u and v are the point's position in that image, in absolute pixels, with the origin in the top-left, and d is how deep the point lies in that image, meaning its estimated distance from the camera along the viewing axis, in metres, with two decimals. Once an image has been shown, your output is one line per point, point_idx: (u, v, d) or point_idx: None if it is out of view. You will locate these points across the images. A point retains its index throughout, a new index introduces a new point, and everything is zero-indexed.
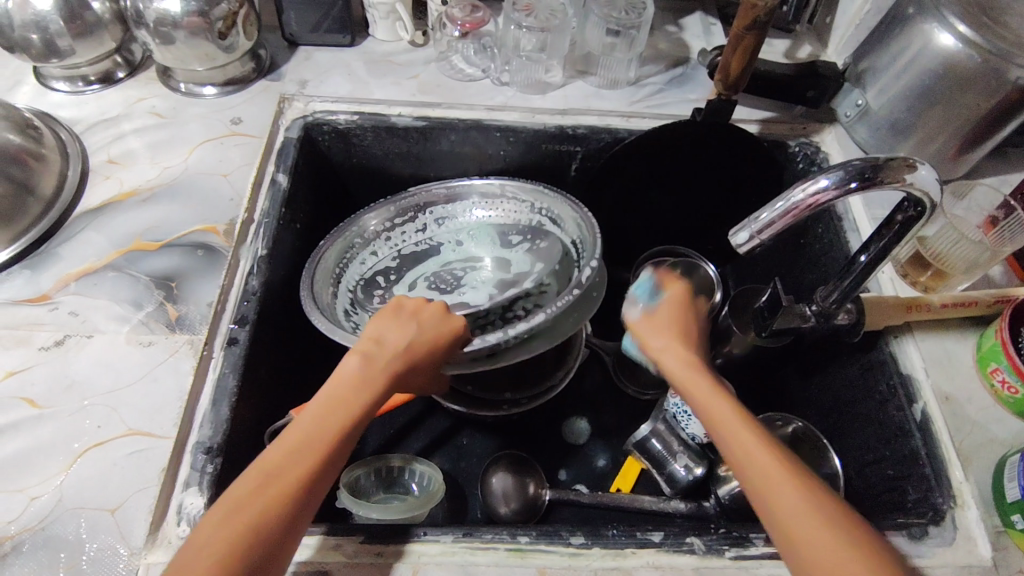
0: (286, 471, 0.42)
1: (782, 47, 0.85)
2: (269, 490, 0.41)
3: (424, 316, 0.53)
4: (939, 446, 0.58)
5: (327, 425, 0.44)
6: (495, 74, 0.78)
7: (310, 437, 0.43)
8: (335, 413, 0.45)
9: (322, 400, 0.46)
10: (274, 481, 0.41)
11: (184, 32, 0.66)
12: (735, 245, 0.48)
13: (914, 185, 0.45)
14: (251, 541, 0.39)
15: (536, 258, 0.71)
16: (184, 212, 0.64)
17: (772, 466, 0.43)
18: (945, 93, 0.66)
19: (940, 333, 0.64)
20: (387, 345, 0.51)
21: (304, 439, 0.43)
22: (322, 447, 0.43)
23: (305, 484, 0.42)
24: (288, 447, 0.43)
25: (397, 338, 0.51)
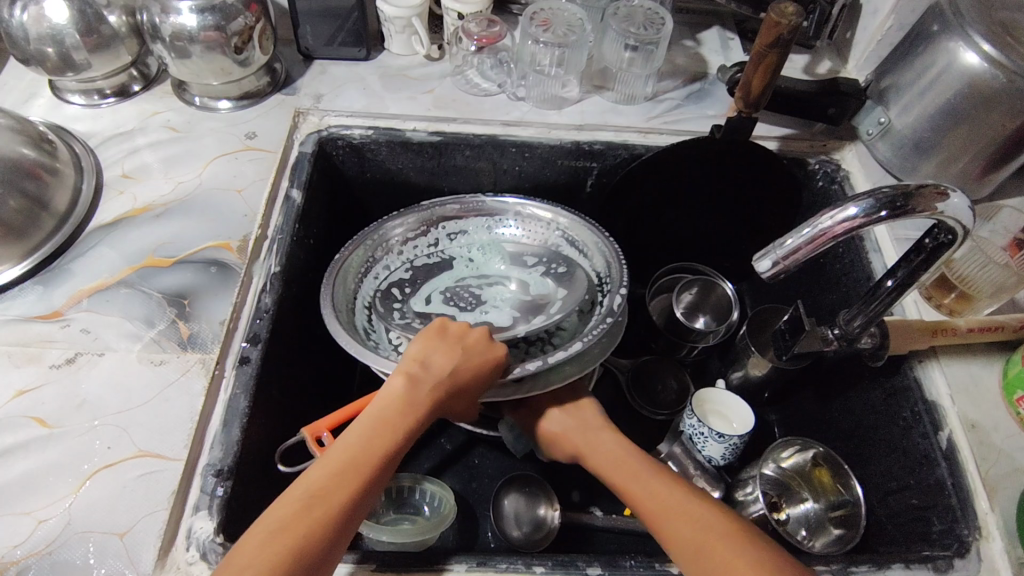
0: (331, 489, 0.44)
1: (801, 62, 0.83)
2: (318, 507, 0.43)
3: (470, 339, 0.55)
4: (965, 476, 0.56)
5: (369, 451, 0.47)
6: (511, 89, 0.78)
7: (354, 460, 0.46)
8: (377, 439, 0.48)
9: (365, 425, 0.49)
10: (321, 500, 0.44)
11: (200, 46, 0.66)
12: (758, 271, 0.47)
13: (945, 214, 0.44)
14: (298, 558, 0.41)
15: (557, 283, 0.72)
16: (197, 227, 0.64)
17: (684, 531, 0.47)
18: (970, 113, 0.64)
19: (965, 357, 0.62)
20: (432, 371, 0.53)
21: (347, 461, 0.46)
22: (365, 470, 0.46)
23: (349, 505, 0.44)
24: (333, 468, 0.46)
25: (444, 362, 0.53)
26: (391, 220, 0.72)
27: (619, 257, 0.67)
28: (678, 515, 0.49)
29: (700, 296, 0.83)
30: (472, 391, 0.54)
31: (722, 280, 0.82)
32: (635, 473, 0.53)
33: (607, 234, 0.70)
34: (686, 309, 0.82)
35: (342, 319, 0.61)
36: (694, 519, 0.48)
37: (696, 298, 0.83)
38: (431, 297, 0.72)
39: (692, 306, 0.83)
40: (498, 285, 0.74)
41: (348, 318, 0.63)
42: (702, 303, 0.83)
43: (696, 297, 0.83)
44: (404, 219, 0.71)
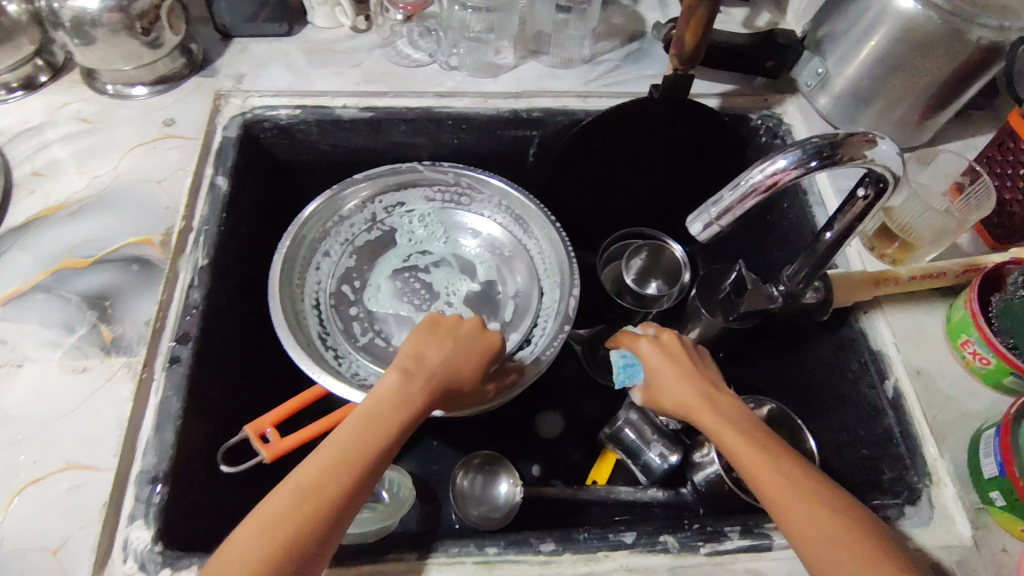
0: (321, 488, 0.42)
1: (740, 15, 0.82)
2: (304, 508, 0.41)
3: (461, 333, 0.55)
4: (912, 423, 0.57)
5: (364, 446, 0.45)
6: (443, 58, 0.74)
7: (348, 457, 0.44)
8: (369, 430, 0.46)
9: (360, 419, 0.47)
10: (309, 499, 0.42)
11: (105, 30, 0.61)
12: (695, 232, 0.47)
13: (873, 161, 0.43)
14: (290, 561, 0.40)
15: (505, 272, 0.74)
16: (116, 224, 0.60)
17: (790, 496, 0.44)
18: (907, 59, 0.64)
19: (910, 306, 0.63)
20: (425, 364, 0.52)
21: (339, 457, 0.44)
22: (356, 466, 0.44)
23: (343, 500, 0.42)
24: (324, 463, 0.43)
25: (438, 356, 0.53)
26: (332, 195, 0.69)
27: (570, 250, 0.68)
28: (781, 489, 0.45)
29: (651, 261, 0.82)
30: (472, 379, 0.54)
31: (672, 243, 0.81)
32: (738, 427, 0.50)
33: (554, 217, 0.71)
34: (638, 275, 0.81)
35: (291, 322, 0.62)
36: (797, 484, 0.45)
37: (647, 262, 0.82)
38: (381, 285, 0.72)
39: (644, 270, 0.82)
40: (442, 264, 0.74)
41: (302, 327, 0.64)
42: (654, 268, 0.82)
43: (647, 262, 0.82)
44: (360, 184, 0.70)
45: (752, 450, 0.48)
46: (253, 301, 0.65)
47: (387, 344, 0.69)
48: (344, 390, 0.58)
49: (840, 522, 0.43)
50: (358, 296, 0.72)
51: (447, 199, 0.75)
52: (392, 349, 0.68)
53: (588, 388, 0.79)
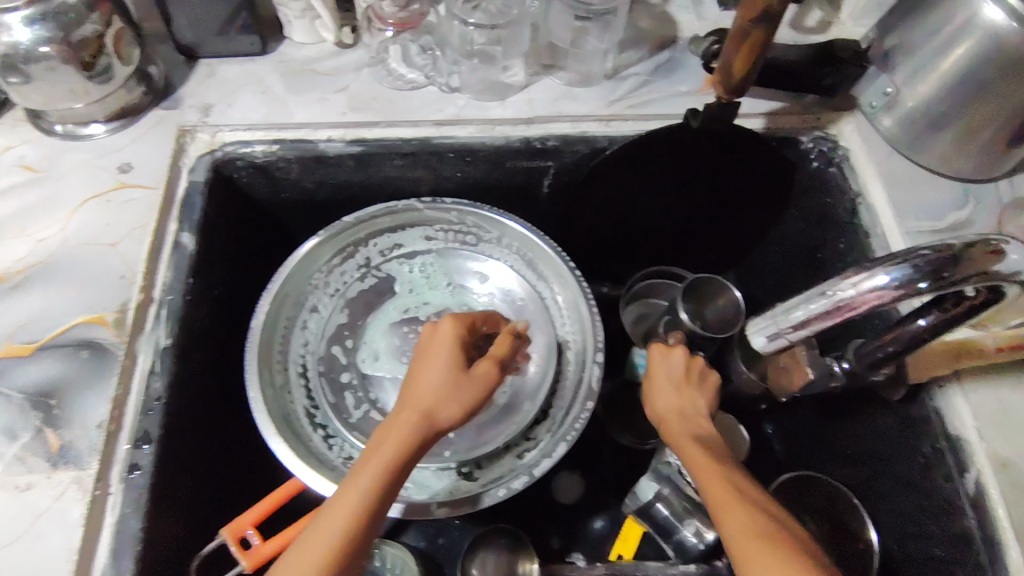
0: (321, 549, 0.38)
1: (788, 14, 0.70)
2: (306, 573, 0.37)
3: (443, 333, 0.48)
4: (996, 525, 0.49)
5: (362, 485, 0.40)
6: (442, 78, 0.64)
7: (344, 504, 0.39)
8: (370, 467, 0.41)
9: (359, 463, 0.41)
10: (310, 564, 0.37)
11: (40, 66, 0.51)
12: (760, 341, 0.38)
13: (1004, 276, 0.33)
14: None
15: (516, 321, 0.65)
16: (65, 300, 0.51)
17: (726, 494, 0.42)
18: (1000, 80, 0.52)
19: (995, 378, 0.53)
20: (405, 385, 0.46)
21: (335, 508, 0.39)
22: (335, 515, 0.39)
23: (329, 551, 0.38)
24: (322, 521, 0.39)
25: (411, 372, 0.47)
26: (327, 237, 0.61)
27: (591, 302, 0.60)
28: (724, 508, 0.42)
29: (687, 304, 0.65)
30: (488, 377, 0.47)
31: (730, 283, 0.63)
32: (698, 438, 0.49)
33: (572, 261, 0.62)
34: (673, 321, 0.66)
35: (272, 405, 0.54)
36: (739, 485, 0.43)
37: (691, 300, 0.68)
38: (376, 343, 0.63)
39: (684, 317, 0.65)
40: (447, 314, 0.66)
41: (284, 405, 0.56)
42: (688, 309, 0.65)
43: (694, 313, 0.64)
44: (348, 228, 0.62)
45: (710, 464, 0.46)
46: (224, 373, 0.58)
47: (384, 418, 0.60)
48: (333, 491, 0.50)
49: (766, 532, 0.39)
50: (352, 358, 0.63)
51: (451, 239, 0.67)
52: None
53: (609, 445, 0.71)
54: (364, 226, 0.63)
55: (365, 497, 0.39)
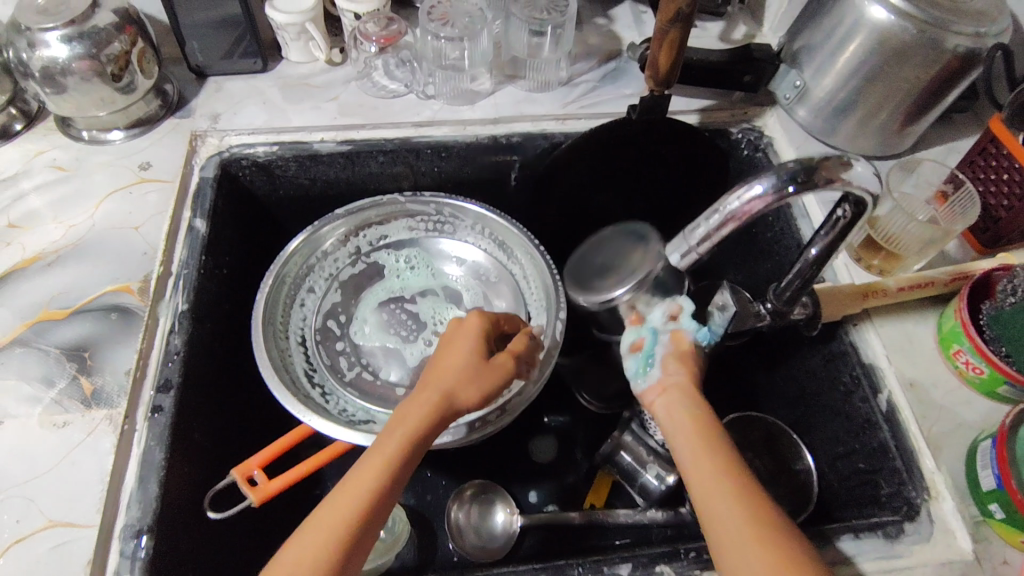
0: (332, 529, 0.41)
1: (715, 29, 0.82)
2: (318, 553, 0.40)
3: (467, 328, 0.52)
4: (908, 436, 0.56)
5: (382, 467, 0.43)
6: (419, 88, 0.74)
7: (358, 487, 0.42)
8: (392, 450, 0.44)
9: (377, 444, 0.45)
10: (320, 543, 0.40)
11: (75, 78, 0.61)
12: (675, 260, 0.47)
13: (850, 182, 0.44)
14: None
15: (490, 296, 0.74)
16: (96, 274, 0.60)
17: (717, 491, 0.43)
18: (884, 69, 0.63)
19: (900, 315, 0.62)
20: (426, 375, 0.50)
21: (345, 493, 0.42)
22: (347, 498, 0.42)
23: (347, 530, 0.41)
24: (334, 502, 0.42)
25: (433, 363, 0.51)
26: (322, 226, 0.69)
27: (554, 273, 0.67)
28: (735, 537, 0.41)
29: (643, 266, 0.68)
30: (506, 367, 0.51)
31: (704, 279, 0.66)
32: (690, 426, 0.48)
33: (537, 240, 0.69)
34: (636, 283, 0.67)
35: (276, 364, 0.61)
36: (731, 482, 0.44)
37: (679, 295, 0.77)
38: (367, 318, 0.72)
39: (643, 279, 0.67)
40: (429, 293, 0.74)
41: (287, 366, 0.63)
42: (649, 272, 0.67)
43: None
44: (339, 220, 0.69)
45: (700, 452, 0.46)
46: (235, 342, 0.65)
47: (375, 378, 0.68)
48: (334, 430, 0.56)
49: (754, 528, 0.41)
50: (345, 330, 0.71)
51: (430, 228, 0.75)
52: (379, 384, 0.68)
53: (579, 410, 0.78)
54: (355, 217, 0.70)
55: (380, 477, 0.43)
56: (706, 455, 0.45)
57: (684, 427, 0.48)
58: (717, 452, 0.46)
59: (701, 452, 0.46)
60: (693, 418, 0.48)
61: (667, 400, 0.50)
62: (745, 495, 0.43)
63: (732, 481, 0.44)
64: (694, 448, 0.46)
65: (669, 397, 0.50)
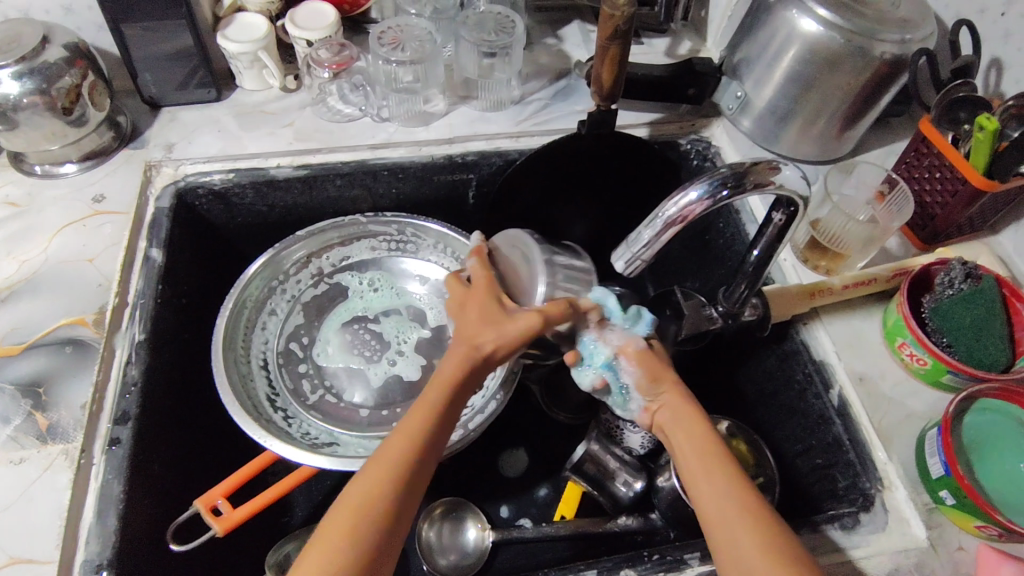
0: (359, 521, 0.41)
1: (661, 45, 0.85)
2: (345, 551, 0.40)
3: (480, 286, 0.53)
4: (860, 429, 0.58)
5: (398, 464, 0.43)
6: (374, 111, 0.76)
7: (383, 474, 0.43)
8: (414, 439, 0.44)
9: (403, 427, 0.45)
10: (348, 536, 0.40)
11: (25, 113, 0.61)
12: (619, 267, 0.48)
13: (778, 186, 0.47)
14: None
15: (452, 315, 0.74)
16: (50, 308, 0.59)
17: (729, 506, 0.42)
18: (818, 77, 0.66)
19: (847, 312, 0.64)
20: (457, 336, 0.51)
21: (377, 469, 0.43)
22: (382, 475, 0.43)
23: (379, 504, 0.42)
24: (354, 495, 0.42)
25: (459, 324, 0.52)
26: (285, 247, 0.70)
27: None
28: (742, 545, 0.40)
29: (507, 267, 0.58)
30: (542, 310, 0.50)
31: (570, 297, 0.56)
32: (698, 436, 0.47)
33: None
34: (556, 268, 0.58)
35: (236, 389, 0.61)
36: (739, 492, 0.42)
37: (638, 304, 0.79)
38: (330, 340, 0.72)
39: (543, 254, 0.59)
40: (392, 312, 0.75)
41: (248, 391, 0.63)
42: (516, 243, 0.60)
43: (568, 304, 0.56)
44: (299, 242, 0.70)
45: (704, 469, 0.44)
46: (196, 370, 0.65)
47: (339, 399, 0.69)
48: (296, 454, 0.56)
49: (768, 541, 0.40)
50: (308, 353, 0.71)
51: (392, 247, 0.76)
52: (343, 405, 0.68)
53: (546, 422, 0.79)
54: (318, 237, 0.71)
55: (406, 457, 0.44)
56: (714, 467, 0.44)
57: (687, 439, 0.47)
58: (713, 458, 0.45)
59: (710, 463, 0.44)
60: (697, 427, 0.47)
61: (664, 413, 0.50)
62: (744, 499, 0.42)
63: (733, 488, 0.43)
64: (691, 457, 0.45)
65: (666, 411, 0.49)
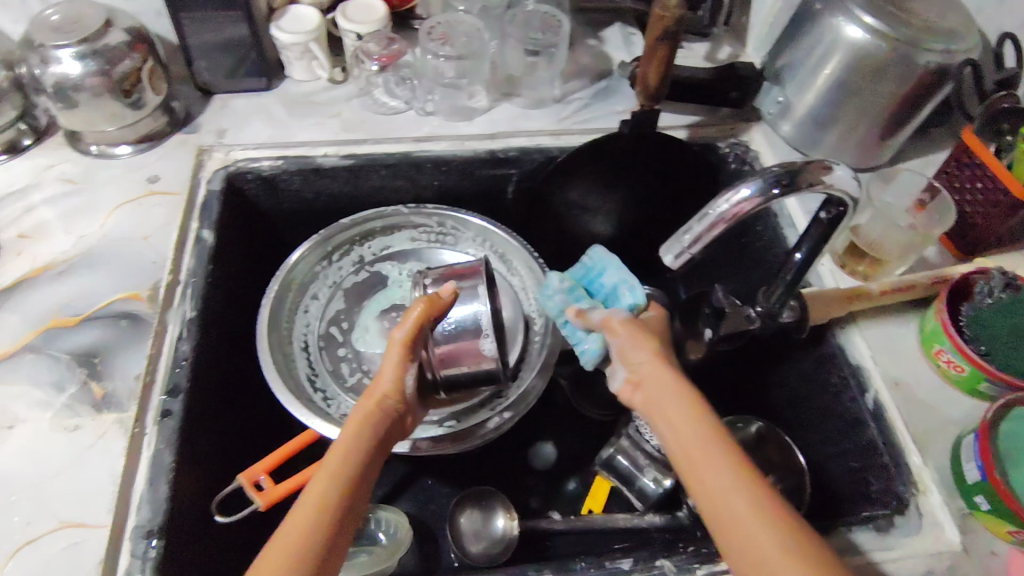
0: (331, 500, 0.42)
1: (702, 49, 0.86)
2: (310, 528, 0.40)
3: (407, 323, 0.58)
4: (895, 433, 0.58)
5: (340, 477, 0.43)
6: (419, 104, 0.77)
7: (324, 490, 0.42)
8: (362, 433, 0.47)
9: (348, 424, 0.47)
10: (320, 515, 0.41)
11: (87, 94, 0.63)
12: (667, 261, 0.49)
13: (830, 186, 0.48)
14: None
15: None
16: (105, 283, 0.61)
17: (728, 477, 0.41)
18: (861, 84, 0.66)
19: (883, 318, 0.65)
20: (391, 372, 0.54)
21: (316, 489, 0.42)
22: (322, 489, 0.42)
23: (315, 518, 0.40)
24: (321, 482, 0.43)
25: None
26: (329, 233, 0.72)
27: None
28: (748, 525, 0.39)
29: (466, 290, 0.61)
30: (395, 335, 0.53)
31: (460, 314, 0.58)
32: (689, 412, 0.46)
33: (535, 252, 0.72)
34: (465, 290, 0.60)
35: (279, 366, 0.63)
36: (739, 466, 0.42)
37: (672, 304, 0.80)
38: (368, 325, 0.73)
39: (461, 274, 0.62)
40: None
41: (291, 371, 0.65)
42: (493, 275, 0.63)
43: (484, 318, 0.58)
44: (345, 228, 0.72)
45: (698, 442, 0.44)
46: (240, 350, 0.66)
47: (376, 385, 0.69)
48: (338, 434, 0.57)
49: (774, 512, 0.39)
50: (347, 337, 0.73)
51: (432, 239, 0.77)
52: None
53: (576, 417, 0.80)
54: (362, 224, 0.73)
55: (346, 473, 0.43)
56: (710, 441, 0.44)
57: (675, 414, 0.46)
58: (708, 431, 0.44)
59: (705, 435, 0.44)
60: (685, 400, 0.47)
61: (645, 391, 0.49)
62: (748, 476, 0.40)
63: (737, 468, 0.41)
64: (686, 436, 0.44)
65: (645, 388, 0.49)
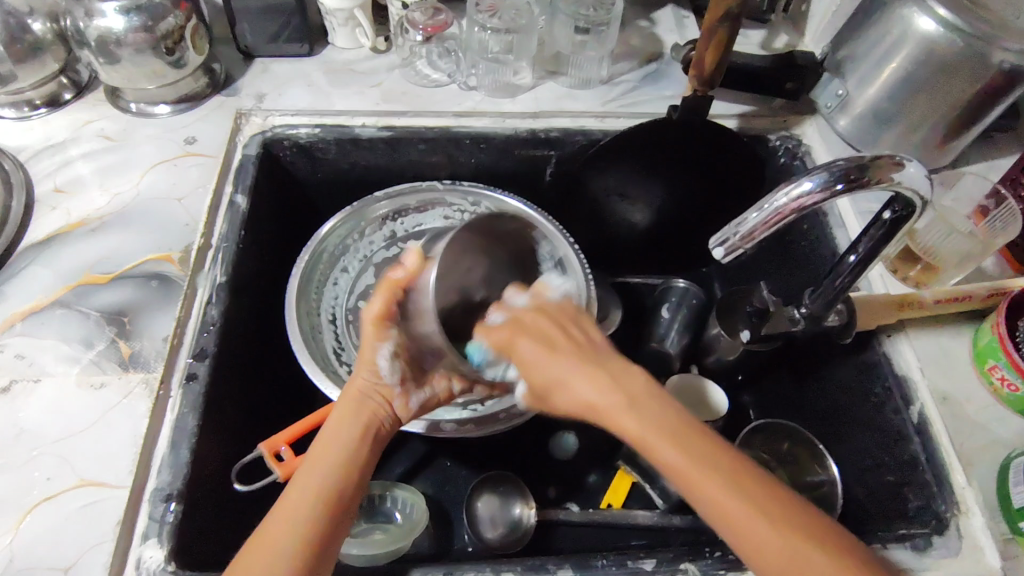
0: (305, 515, 0.43)
1: (758, 37, 0.82)
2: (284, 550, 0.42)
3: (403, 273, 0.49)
4: (939, 450, 0.55)
5: (303, 497, 0.44)
6: (462, 79, 0.75)
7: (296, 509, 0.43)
8: (335, 449, 0.46)
9: (320, 441, 0.47)
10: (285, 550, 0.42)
11: (129, 49, 0.62)
12: (716, 255, 0.47)
13: (900, 183, 0.45)
14: None
15: None
16: (138, 241, 0.61)
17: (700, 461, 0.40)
18: (929, 81, 0.63)
19: (935, 329, 0.62)
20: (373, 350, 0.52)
21: (283, 508, 0.44)
22: (303, 507, 0.43)
23: (281, 538, 0.42)
24: (284, 515, 0.43)
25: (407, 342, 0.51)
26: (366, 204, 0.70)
27: (586, 267, 0.66)
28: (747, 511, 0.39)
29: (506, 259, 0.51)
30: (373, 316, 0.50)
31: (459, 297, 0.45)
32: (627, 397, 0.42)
33: (572, 238, 0.69)
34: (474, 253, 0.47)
35: (306, 337, 0.62)
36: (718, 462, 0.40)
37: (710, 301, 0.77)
38: None
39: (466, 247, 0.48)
40: None
41: (317, 344, 0.64)
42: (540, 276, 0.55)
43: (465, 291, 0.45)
44: (380, 201, 0.70)
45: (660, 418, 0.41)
46: (266, 318, 0.66)
47: None
48: None
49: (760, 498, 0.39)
50: None
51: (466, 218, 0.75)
52: None
53: None
54: (396, 199, 0.71)
55: (316, 488, 0.44)
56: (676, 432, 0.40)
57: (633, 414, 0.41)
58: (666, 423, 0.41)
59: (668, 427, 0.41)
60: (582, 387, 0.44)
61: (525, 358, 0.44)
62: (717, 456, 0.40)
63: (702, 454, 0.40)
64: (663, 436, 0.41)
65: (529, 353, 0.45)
